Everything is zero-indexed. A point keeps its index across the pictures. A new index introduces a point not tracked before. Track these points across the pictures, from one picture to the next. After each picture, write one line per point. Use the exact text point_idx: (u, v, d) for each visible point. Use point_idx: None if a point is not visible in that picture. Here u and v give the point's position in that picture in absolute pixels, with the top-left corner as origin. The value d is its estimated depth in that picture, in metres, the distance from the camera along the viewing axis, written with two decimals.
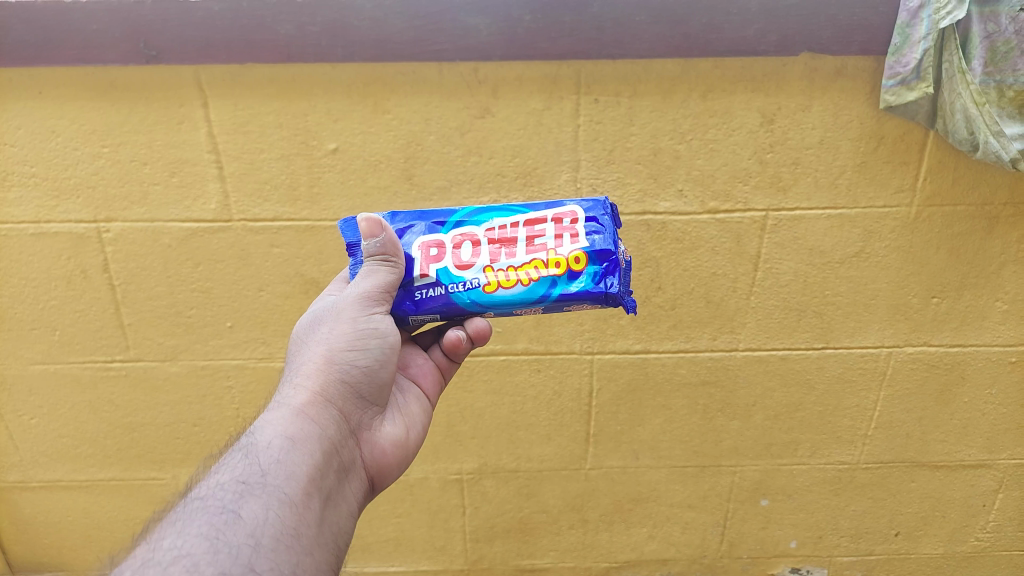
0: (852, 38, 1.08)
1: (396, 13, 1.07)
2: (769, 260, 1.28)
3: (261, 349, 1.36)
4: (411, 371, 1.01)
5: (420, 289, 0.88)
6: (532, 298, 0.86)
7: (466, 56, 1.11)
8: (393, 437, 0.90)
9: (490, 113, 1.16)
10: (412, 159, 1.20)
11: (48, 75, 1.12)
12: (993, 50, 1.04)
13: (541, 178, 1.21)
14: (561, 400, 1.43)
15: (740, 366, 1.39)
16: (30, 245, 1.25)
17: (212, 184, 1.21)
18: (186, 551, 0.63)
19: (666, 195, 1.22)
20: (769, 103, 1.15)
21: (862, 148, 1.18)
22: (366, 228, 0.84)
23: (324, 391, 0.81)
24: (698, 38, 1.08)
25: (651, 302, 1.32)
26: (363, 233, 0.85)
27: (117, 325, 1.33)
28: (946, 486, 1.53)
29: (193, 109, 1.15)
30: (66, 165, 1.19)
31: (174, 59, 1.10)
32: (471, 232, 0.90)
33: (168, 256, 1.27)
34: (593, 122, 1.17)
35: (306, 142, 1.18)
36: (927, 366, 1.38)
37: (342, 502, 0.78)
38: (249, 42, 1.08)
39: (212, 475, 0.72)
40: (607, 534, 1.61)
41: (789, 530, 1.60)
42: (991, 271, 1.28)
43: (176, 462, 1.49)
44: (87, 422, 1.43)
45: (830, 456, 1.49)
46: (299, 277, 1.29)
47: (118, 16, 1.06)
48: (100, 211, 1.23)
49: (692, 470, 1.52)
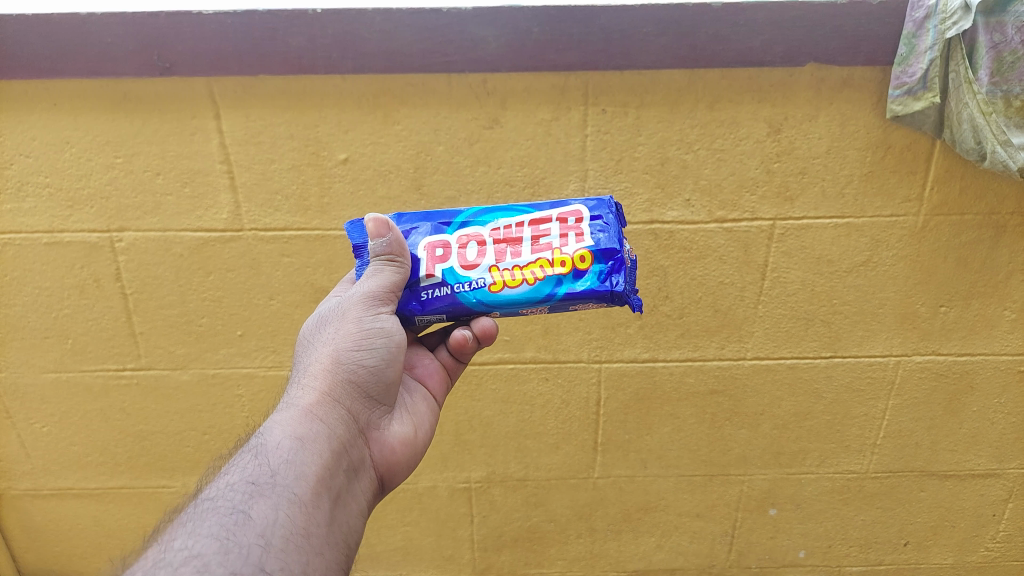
0: (858, 49, 1.09)
1: (406, 26, 1.08)
2: (777, 269, 1.28)
3: (271, 357, 1.37)
4: (417, 371, 1.02)
5: (426, 289, 0.89)
6: (537, 297, 0.87)
7: (475, 68, 1.12)
8: (402, 436, 0.91)
9: (499, 123, 1.17)
10: (421, 169, 1.21)
11: (62, 87, 1.14)
12: (999, 61, 1.05)
13: (549, 188, 1.22)
14: (569, 408, 1.43)
15: (748, 375, 1.39)
16: (44, 254, 1.26)
17: (223, 194, 1.22)
18: (197, 551, 0.64)
19: (673, 205, 1.23)
20: (775, 113, 1.16)
21: (868, 158, 1.18)
22: (373, 228, 0.85)
23: (333, 392, 0.82)
24: (705, 49, 1.09)
25: (658, 310, 1.32)
26: (371, 233, 0.86)
27: (129, 333, 1.34)
28: (955, 496, 1.52)
29: (205, 120, 1.17)
30: (80, 176, 1.20)
31: (186, 71, 1.11)
32: (476, 233, 0.91)
33: (180, 265, 1.28)
34: (600, 132, 1.18)
35: (317, 153, 1.19)
36: (935, 375, 1.38)
37: (352, 501, 0.78)
38: (260, 55, 1.10)
39: (222, 476, 0.73)
40: (615, 543, 1.61)
41: (798, 540, 1.60)
42: (999, 280, 1.28)
43: (186, 470, 1.49)
44: (98, 429, 1.44)
45: (838, 465, 1.49)
46: (309, 286, 1.30)
47: (131, 29, 1.07)
48: (113, 220, 1.24)
49: (700, 479, 1.51)
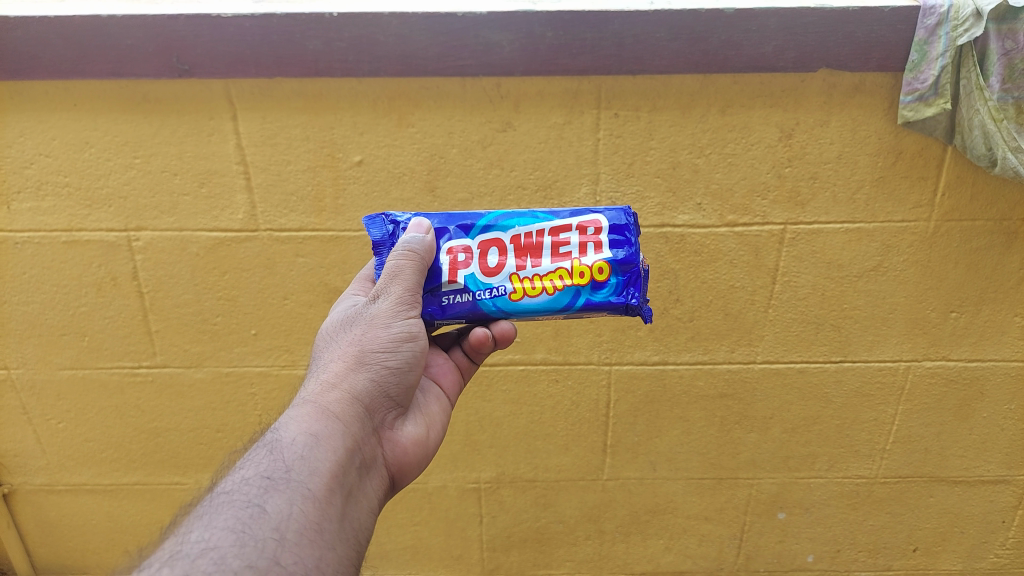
0: (870, 54, 1.09)
1: (422, 29, 1.09)
2: (788, 272, 1.29)
3: (285, 356, 1.38)
4: (431, 370, 1.03)
5: (447, 295, 0.90)
6: (556, 306, 0.89)
7: (490, 71, 1.13)
8: (414, 437, 0.91)
9: (512, 127, 1.18)
10: (434, 171, 1.22)
11: (84, 88, 1.16)
12: (1010, 67, 1.06)
13: (561, 191, 1.23)
14: (579, 410, 1.44)
15: (758, 379, 1.39)
16: (62, 253, 1.28)
17: (239, 195, 1.24)
18: (213, 544, 0.65)
19: (685, 208, 1.24)
20: (787, 118, 1.16)
21: (880, 163, 1.19)
22: (415, 227, 0.90)
23: (351, 390, 0.82)
24: (717, 55, 1.10)
25: (669, 313, 1.33)
26: (412, 231, 0.90)
27: (144, 331, 1.36)
28: (965, 502, 1.52)
29: (222, 122, 1.18)
30: (98, 176, 1.22)
31: (205, 74, 1.13)
32: (498, 238, 0.91)
33: (195, 264, 1.30)
34: (613, 136, 1.19)
35: (332, 154, 1.21)
36: (945, 381, 1.38)
37: (364, 498, 0.79)
38: (278, 57, 1.11)
39: (238, 470, 0.74)
40: (623, 546, 1.61)
41: (806, 544, 1.60)
42: (1010, 286, 1.28)
43: (199, 467, 1.51)
44: (113, 427, 1.46)
45: (847, 470, 1.49)
46: (323, 286, 1.31)
47: (153, 32, 1.09)
48: (131, 220, 1.26)
49: (708, 482, 1.52)
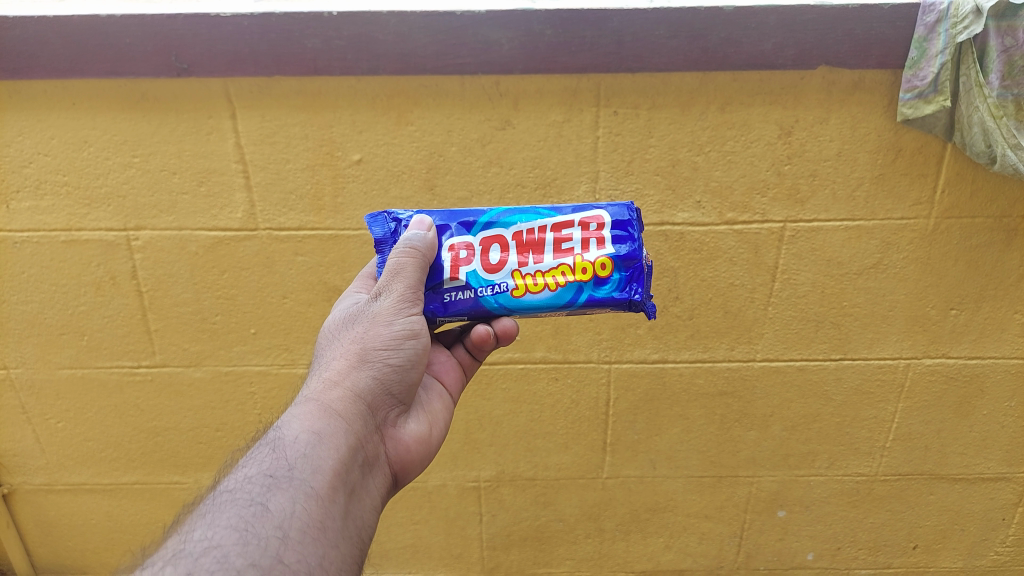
0: (869, 51, 1.09)
1: (420, 28, 1.09)
2: (787, 270, 1.28)
3: (284, 355, 1.38)
4: (433, 368, 1.03)
5: (449, 292, 0.90)
6: (559, 303, 0.88)
7: (489, 69, 1.13)
8: (416, 434, 0.91)
9: (511, 125, 1.18)
10: (434, 170, 1.22)
11: (83, 87, 1.15)
12: (1010, 64, 1.05)
13: (560, 189, 1.23)
14: (579, 409, 1.43)
15: (757, 376, 1.39)
16: (61, 252, 1.28)
17: (238, 194, 1.24)
18: (216, 542, 0.65)
19: (684, 206, 1.24)
20: (786, 116, 1.16)
21: (879, 161, 1.19)
22: (417, 224, 0.90)
23: (354, 388, 0.82)
24: (716, 52, 1.10)
25: (669, 311, 1.33)
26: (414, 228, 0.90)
27: (143, 330, 1.36)
28: (966, 499, 1.52)
29: (221, 120, 1.18)
30: (97, 175, 1.22)
31: (203, 72, 1.13)
32: (499, 235, 0.91)
33: (194, 263, 1.29)
34: (612, 133, 1.19)
35: (331, 153, 1.21)
36: (945, 378, 1.38)
37: (367, 496, 0.79)
38: (276, 56, 1.11)
39: (241, 468, 0.74)
40: (623, 544, 1.61)
41: (806, 542, 1.60)
42: (1010, 283, 1.28)
43: (199, 466, 1.51)
44: (112, 426, 1.46)
45: (847, 468, 1.49)
46: (322, 285, 1.31)
47: (151, 31, 1.09)
48: (130, 219, 1.25)
49: (708, 480, 1.52)
